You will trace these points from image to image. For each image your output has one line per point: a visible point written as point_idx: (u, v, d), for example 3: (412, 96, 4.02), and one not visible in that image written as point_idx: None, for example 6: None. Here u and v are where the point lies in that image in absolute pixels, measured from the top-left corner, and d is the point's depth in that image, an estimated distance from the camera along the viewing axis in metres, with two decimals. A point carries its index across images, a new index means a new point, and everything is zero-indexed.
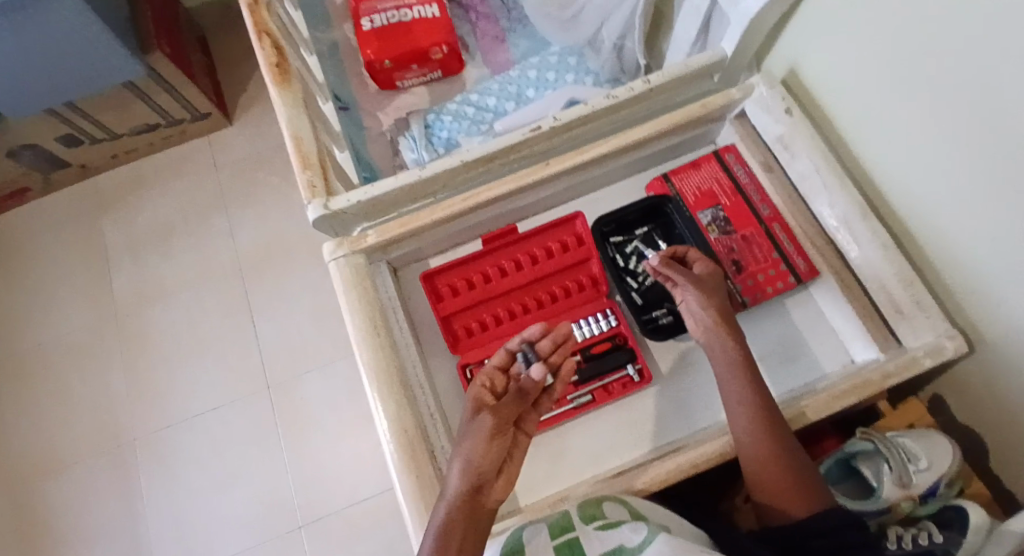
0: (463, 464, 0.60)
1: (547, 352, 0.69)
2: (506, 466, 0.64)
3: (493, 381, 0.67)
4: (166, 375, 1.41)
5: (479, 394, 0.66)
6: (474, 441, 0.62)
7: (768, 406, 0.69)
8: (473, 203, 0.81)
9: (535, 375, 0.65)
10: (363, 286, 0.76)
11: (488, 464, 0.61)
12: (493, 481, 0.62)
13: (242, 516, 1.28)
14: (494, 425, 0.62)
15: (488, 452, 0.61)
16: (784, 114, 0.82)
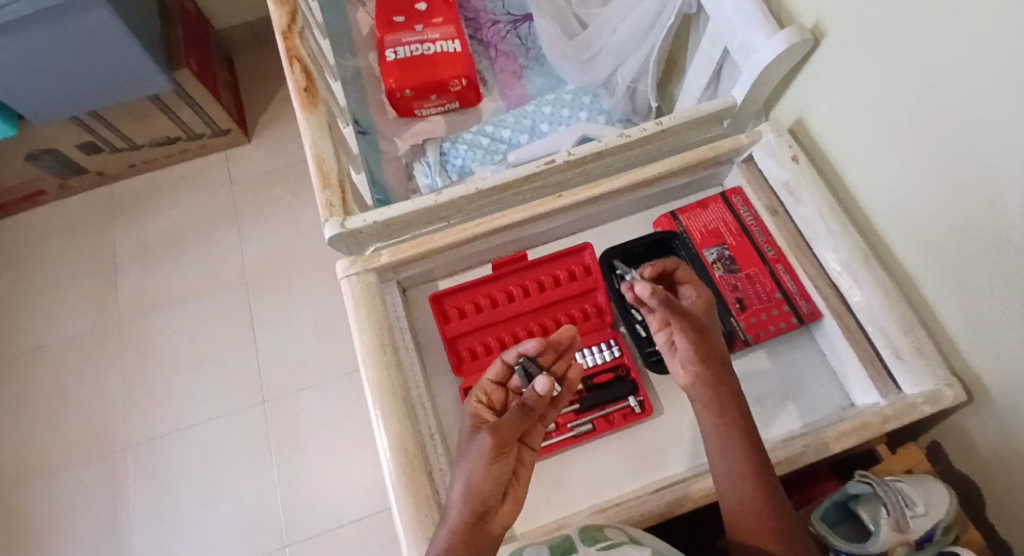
0: (465, 488, 0.57)
1: (550, 362, 0.65)
2: (511, 486, 0.61)
3: (491, 395, 0.64)
4: (164, 384, 1.40)
5: (477, 411, 0.63)
6: (474, 463, 0.57)
7: (755, 450, 0.68)
8: (485, 229, 0.83)
9: (540, 391, 0.57)
10: (373, 303, 0.77)
11: (490, 489, 0.57)
12: (499, 506, 0.59)
13: (228, 531, 1.26)
14: (495, 445, 0.57)
15: (490, 476, 0.57)
16: (789, 160, 0.85)
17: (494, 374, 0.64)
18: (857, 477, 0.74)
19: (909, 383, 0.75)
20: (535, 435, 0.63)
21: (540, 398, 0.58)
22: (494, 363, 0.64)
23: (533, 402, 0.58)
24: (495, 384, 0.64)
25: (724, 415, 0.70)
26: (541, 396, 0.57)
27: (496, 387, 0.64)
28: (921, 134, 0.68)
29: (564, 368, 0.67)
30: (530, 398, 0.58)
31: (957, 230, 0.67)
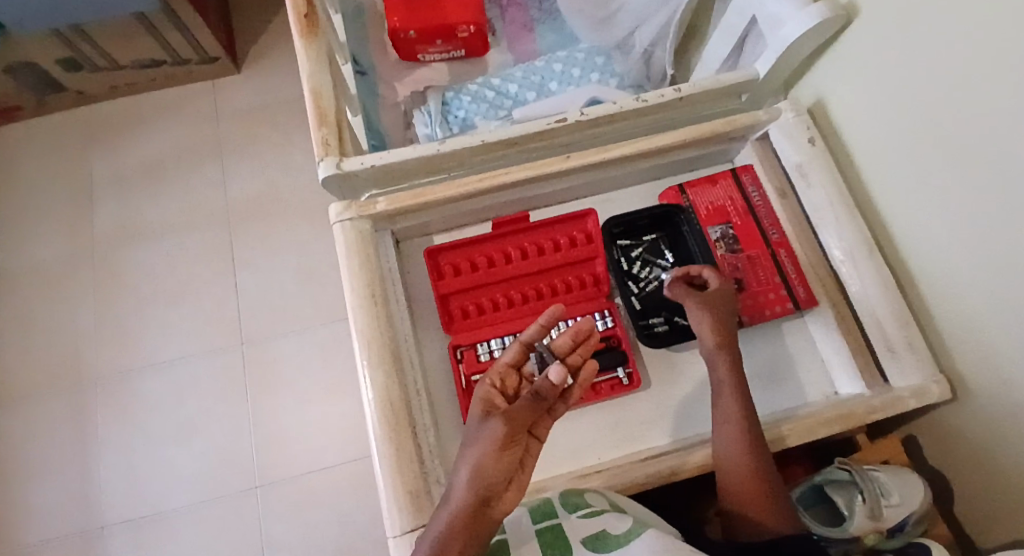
0: (472, 469, 0.55)
1: (565, 351, 0.63)
2: (516, 477, 0.57)
3: (505, 379, 0.60)
4: (139, 317, 1.37)
5: (488, 396, 0.58)
6: (483, 448, 0.55)
7: (752, 424, 0.70)
8: (490, 184, 0.79)
9: (553, 377, 0.55)
10: (365, 251, 0.74)
11: (499, 472, 0.55)
12: (503, 493, 0.56)
13: (197, 470, 1.25)
14: (506, 434, 0.54)
15: (500, 461, 0.55)
16: (806, 143, 0.82)
17: (510, 358, 0.61)
18: (837, 463, 0.75)
19: (896, 377, 0.74)
20: (541, 428, 0.58)
21: (553, 388, 0.56)
22: (510, 345, 0.61)
23: (546, 390, 0.56)
24: (511, 368, 0.60)
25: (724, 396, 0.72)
26: (555, 384, 0.56)
27: (511, 371, 0.60)
28: (944, 126, 0.65)
29: (578, 359, 0.63)
30: (543, 386, 0.56)
31: (966, 230, 0.66)
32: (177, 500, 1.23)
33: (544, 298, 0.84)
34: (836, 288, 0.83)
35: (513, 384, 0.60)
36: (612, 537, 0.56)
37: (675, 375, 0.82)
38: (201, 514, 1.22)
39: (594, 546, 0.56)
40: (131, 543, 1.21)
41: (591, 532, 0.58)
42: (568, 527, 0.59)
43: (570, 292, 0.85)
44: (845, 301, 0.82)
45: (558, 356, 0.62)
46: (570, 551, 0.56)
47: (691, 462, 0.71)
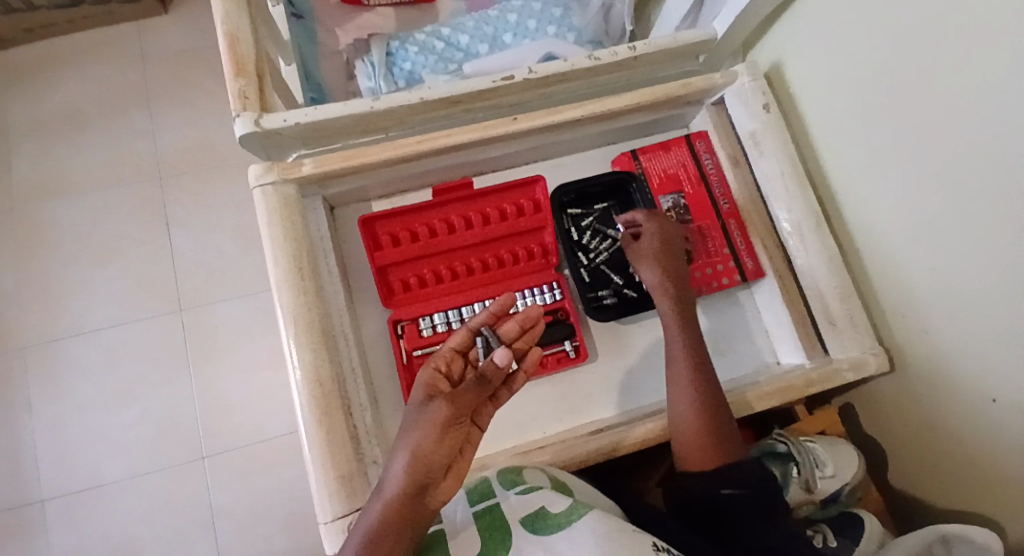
0: (410, 454, 0.52)
1: (511, 336, 0.61)
2: (455, 464, 0.55)
3: (450, 364, 0.58)
4: (64, 280, 1.26)
5: (432, 380, 0.56)
6: (423, 433, 0.52)
7: (712, 392, 0.70)
8: (431, 147, 0.73)
9: (500, 360, 0.55)
10: (292, 220, 0.68)
11: (437, 458, 0.52)
12: (440, 480, 0.54)
13: (136, 442, 1.19)
14: (449, 416, 0.53)
15: (440, 445, 0.52)
16: (760, 110, 0.79)
17: (457, 342, 0.58)
18: (776, 436, 0.77)
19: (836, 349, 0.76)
20: (484, 414, 0.58)
21: (498, 370, 0.56)
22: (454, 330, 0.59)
23: (491, 372, 0.56)
24: (458, 352, 0.57)
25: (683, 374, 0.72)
26: (499, 368, 0.56)
27: (457, 356, 0.58)
28: (900, 101, 0.63)
29: (523, 346, 0.62)
30: (489, 368, 0.56)
31: (912, 212, 0.65)
32: (115, 472, 1.18)
33: (490, 270, 0.81)
34: (782, 259, 0.82)
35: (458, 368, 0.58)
36: (551, 516, 0.52)
37: (623, 348, 0.83)
38: (143, 486, 1.17)
39: (534, 526, 0.52)
40: (68, 517, 1.16)
41: (530, 510, 0.54)
42: (507, 508, 0.55)
43: (516, 263, 0.82)
44: (789, 271, 0.81)
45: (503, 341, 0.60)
46: (509, 532, 0.52)
47: (633, 440, 0.71)
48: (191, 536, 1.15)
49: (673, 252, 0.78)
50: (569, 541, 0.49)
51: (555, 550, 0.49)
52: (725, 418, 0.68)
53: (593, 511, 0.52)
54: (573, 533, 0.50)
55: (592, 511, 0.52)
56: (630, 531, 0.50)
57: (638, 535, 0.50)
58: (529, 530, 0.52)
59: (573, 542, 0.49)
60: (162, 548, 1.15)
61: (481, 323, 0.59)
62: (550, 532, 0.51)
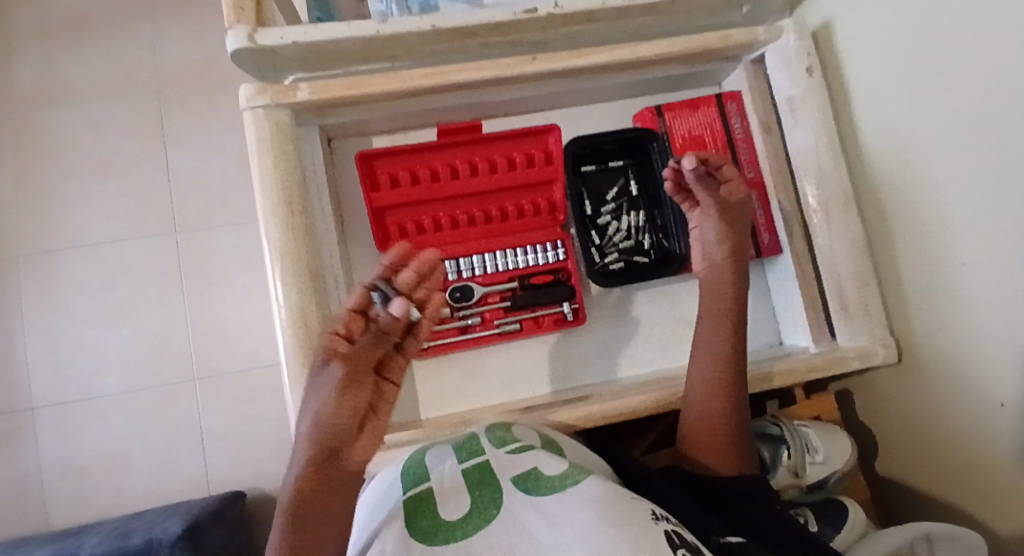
0: (313, 419, 0.48)
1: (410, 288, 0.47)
2: (369, 421, 0.49)
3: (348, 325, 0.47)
4: (57, 186, 1.19)
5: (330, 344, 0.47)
6: (324, 395, 0.47)
7: (734, 373, 0.67)
8: (437, 82, 0.67)
9: (396, 311, 0.45)
10: (283, 148, 0.63)
11: (341, 421, 0.47)
12: (354, 442, 0.49)
13: (131, 360, 1.16)
14: (347, 375, 0.47)
15: (339, 407, 0.47)
16: (802, 74, 0.72)
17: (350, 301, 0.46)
18: (770, 418, 0.76)
19: (845, 336, 0.74)
20: (394, 368, 0.50)
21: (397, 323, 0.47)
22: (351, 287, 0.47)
23: (388, 326, 0.47)
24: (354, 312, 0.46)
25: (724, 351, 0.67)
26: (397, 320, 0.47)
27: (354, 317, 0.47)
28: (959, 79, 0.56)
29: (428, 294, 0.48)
30: (387, 322, 0.46)
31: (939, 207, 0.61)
32: (109, 388, 1.16)
33: (491, 222, 0.77)
34: (803, 239, 0.78)
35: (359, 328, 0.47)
36: (543, 478, 0.49)
37: (623, 314, 0.81)
38: (136, 404, 1.16)
39: (524, 486, 0.48)
40: (61, 428, 1.15)
41: (521, 470, 0.51)
42: (496, 467, 0.52)
43: (521, 218, 0.78)
44: (808, 253, 0.78)
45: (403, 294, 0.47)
46: (499, 490, 0.49)
47: (625, 409, 0.70)
48: (182, 455, 1.15)
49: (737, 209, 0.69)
50: (564, 507, 0.45)
51: (549, 513, 0.44)
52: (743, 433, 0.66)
53: (593, 475, 0.48)
54: (565, 498, 0.45)
55: (590, 476, 0.48)
56: (629, 499, 0.46)
57: (637, 503, 0.46)
58: (519, 489, 0.48)
59: (565, 508, 0.44)
60: (154, 465, 1.15)
61: (373, 276, 0.46)
62: (542, 494, 0.47)
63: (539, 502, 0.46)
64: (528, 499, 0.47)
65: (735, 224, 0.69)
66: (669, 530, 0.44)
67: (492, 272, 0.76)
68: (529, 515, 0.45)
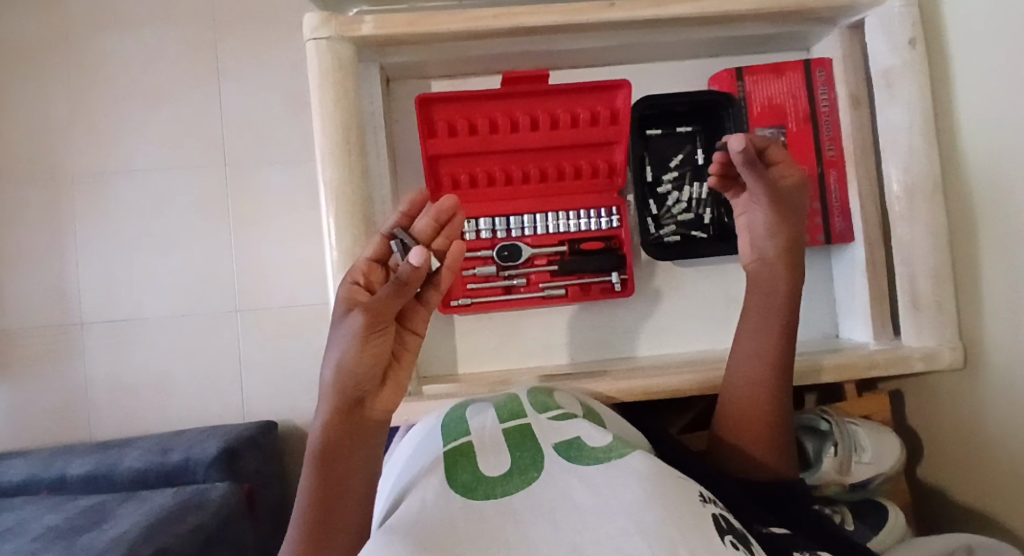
0: (336, 366, 0.48)
1: (428, 237, 0.49)
2: (391, 370, 0.50)
3: (369, 276, 0.50)
4: (112, 107, 1.18)
5: (349, 294, 0.48)
6: (347, 344, 0.48)
7: (782, 353, 0.62)
8: (507, 26, 0.63)
9: (415, 260, 0.45)
10: (344, 85, 0.61)
11: (365, 370, 0.48)
12: (378, 390, 0.50)
13: (176, 288, 1.18)
14: (369, 324, 0.47)
15: (363, 356, 0.48)
16: (904, 44, 0.66)
17: (371, 252, 0.50)
18: (818, 412, 0.73)
19: (910, 334, 0.70)
20: (416, 317, 0.52)
21: (418, 273, 0.46)
22: (374, 238, 0.51)
23: (407, 275, 0.46)
24: (372, 261, 0.49)
25: (770, 328, 0.63)
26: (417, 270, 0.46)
27: (374, 266, 0.50)
28: None
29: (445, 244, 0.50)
30: (405, 271, 0.46)
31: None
32: (154, 312, 1.18)
33: (547, 181, 0.74)
34: (877, 227, 0.73)
35: (379, 279, 0.50)
36: (586, 448, 0.48)
37: (673, 288, 0.78)
38: (179, 330, 1.18)
39: (567, 454, 0.47)
40: (108, 346, 1.18)
41: (564, 438, 0.50)
42: (538, 431, 0.51)
43: (578, 179, 0.74)
44: (881, 242, 0.73)
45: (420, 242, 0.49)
46: (540, 454, 0.48)
47: (668, 387, 0.67)
48: (221, 383, 1.18)
49: (794, 196, 0.61)
50: (608, 478, 0.43)
51: (592, 482, 0.43)
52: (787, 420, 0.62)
53: (638, 451, 0.46)
54: (610, 470, 0.44)
55: (635, 451, 0.47)
56: (675, 476, 0.44)
57: (684, 482, 0.44)
58: (563, 457, 0.47)
59: (610, 479, 0.43)
60: (195, 390, 1.18)
61: (389, 225, 0.49)
62: (585, 463, 0.45)
63: (581, 470, 0.45)
64: (571, 466, 0.45)
65: (789, 211, 0.61)
66: (716, 514, 0.42)
67: (542, 234, 0.74)
68: (571, 481, 0.44)
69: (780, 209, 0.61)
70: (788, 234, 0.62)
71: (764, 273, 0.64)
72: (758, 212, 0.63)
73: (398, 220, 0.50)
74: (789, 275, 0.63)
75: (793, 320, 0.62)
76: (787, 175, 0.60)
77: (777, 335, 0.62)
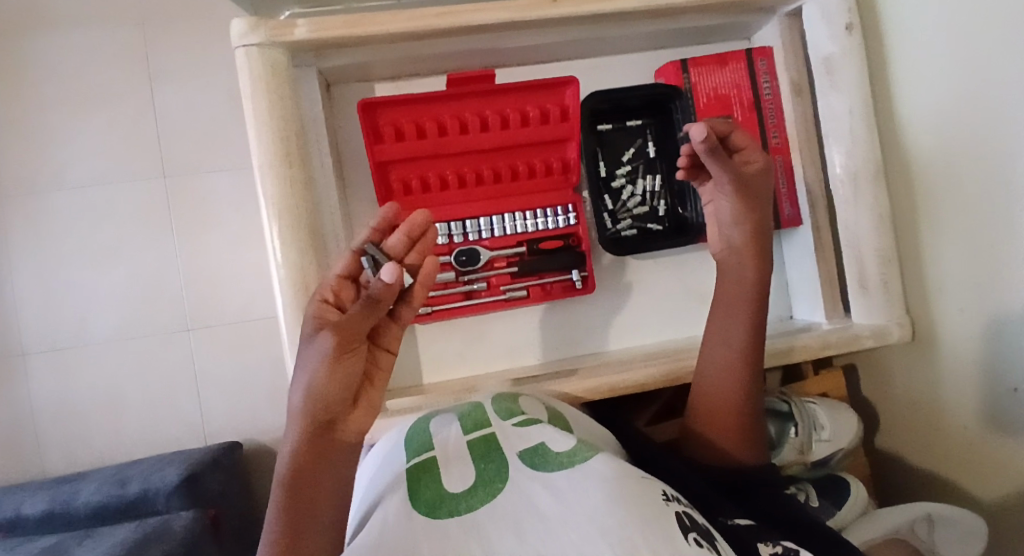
0: (304, 390, 0.45)
1: (400, 252, 0.47)
2: (363, 393, 0.48)
3: (339, 293, 0.47)
4: (37, 119, 1.10)
5: (319, 312, 0.46)
6: (316, 366, 0.45)
7: (756, 346, 0.63)
8: (449, 25, 0.61)
9: (387, 276, 0.44)
10: (279, 92, 0.58)
11: (336, 392, 0.45)
12: (348, 413, 0.47)
13: (121, 307, 1.11)
14: (340, 344, 0.45)
15: (334, 377, 0.45)
16: (842, 30, 0.67)
17: (341, 267, 0.47)
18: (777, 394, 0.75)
19: (860, 313, 0.71)
20: (387, 335, 0.49)
21: (390, 289, 0.44)
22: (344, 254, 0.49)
23: (380, 291, 0.44)
24: (343, 277, 0.47)
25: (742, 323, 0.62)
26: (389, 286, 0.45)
27: (344, 283, 0.48)
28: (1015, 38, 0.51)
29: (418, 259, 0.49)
30: (377, 288, 0.44)
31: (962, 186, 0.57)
32: (98, 335, 1.11)
33: (501, 182, 0.73)
34: (825, 210, 0.75)
35: (350, 296, 0.47)
36: (550, 454, 0.47)
37: (632, 282, 0.78)
38: (128, 352, 1.12)
39: (531, 461, 0.46)
40: (50, 375, 1.11)
41: (529, 445, 0.48)
42: (502, 439, 0.50)
43: (533, 178, 0.74)
44: (829, 225, 0.75)
45: (393, 257, 0.47)
46: (505, 464, 0.46)
47: (633, 383, 0.67)
48: (178, 404, 1.13)
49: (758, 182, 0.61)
50: (573, 483, 0.42)
51: (557, 489, 0.42)
52: (759, 408, 0.63)
53: (601, 453, 0.45)
54: (575, 476, 0.43)
55: (600, 454, 0.46)
56: (639, 477, 0.43)
57: (647, 482, 0.43)
58: (527, 465, 0.46)
59: (575, 484, 0.42)
60: (150, 413, 1.13)
61: (360, 239, 0.47)
62: (550, 470, 0.44)
63: (547, 477, 0.44)
64: (539, 474, 0.44)
65: (753, 198, 0.61)
66: (680, 511, 0.41)
67: (499, 236, 0.73)
68: (536, 489, 0.43)
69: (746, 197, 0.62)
70: (758, 223, 0.63)
71: (732, 259, 0.63)
72: (723, 201, 0.63)
73: (370, 234, 0.49)
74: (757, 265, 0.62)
75: (761, 310, 0.62)
76: (753, 160, 0.62)
77: (747, 329, 0.62)
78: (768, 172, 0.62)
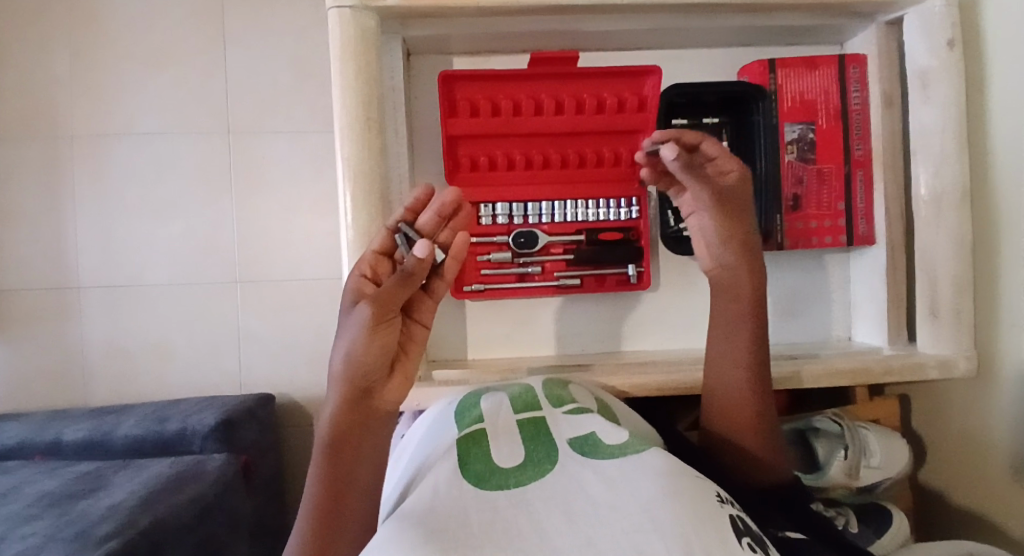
0: (343, 357, 0.48)
1: (433, 230, 0.49)
2: (399, 362, 0.50)
3: (376, 268, 0.50)
4: (114, 64, 1.13)
5: (358, 287, 0.49)
6: (355, 335, 0.47)
7: (759, 360, 0.61)
8: (536, 3, 0.60)
9: (419, 252, 0.46)
10: (366, 57, 0.59)
11: (374, 361, 0.48)
12: (386, 380, 0.49)
13: (177, 256, 1.15)
14: (376, 315, 0.47)
15: (370, 346, 0.47)
16: (943, 45, 0.64)
17: (377, 244, 0.50)
18: (830, 414, 0.71)
19: (926, 341, 0.69)
20: (422, 309, 0.51)
21: (423, 264, 0.46)
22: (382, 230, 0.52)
23: (413, 267, 0.46)
24: (379, 253, 0.50)
25: (741, 336, 0.61)
26: (421, 263, 0.47)
27: (382, 259, 0.50)
28: None
29: (451, 236, 0.50)
30: (410, 263, 0.46)
31: None
32: (153, 280, 1.16)
33: (567, 168, 0.72)
34: (901, 231, 0.72)
35: (387, 271, 0.51)
36: (601, 444, 0.47)
37: (688, 283, 0.77)
38: (179, 299, 1.16)
39: (582, 449, 0.46)
40: (105, 313, 1.16)
41: (579, 435, 0.48)
42: (552, 424, 0.50)
43: (599, 167, 0.72)
44: (904, 246, 0.72)
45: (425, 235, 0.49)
46: (555, 448, 0.47)
47: (681, 383, 0.66)
48: (219, 354, 1.17)
49: (737, 194, 0.60)
50: (624, 474, 0.42)
51: (608, 477, 0.42)
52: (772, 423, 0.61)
53: (654, 448, 0.45)
54: (626, 467, 0.43)
55: (653, 449, 0.45)
56: (692, 476, 0.43)
57: (701, 482, 0.42)
58: (577, 452, 0.46)
59: (626, 474, 0.42)
60: (193, 359, 1.17)
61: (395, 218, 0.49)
62: (600, 459, 0.44)
63: (598, 465, 0.44)
64: (588, 461, 0.44)
65: (734, 208, 0.60)
66: (734, 515, 0.41)
67: (560, 221, 0.73)
68: (586, 475, 0.42)
69: (727, 210, 0.61)
70: (743, 236, 0.62)
71: (727, 275, 0.62)
72: (705, 215, 0.62)
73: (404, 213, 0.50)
74: (752, 274, 0.62)
75: (762, 327, 0.61)
76: (728, 171, 0.60)
77: (749, 342, 0.61)
78: (742, 182, 0.60)
